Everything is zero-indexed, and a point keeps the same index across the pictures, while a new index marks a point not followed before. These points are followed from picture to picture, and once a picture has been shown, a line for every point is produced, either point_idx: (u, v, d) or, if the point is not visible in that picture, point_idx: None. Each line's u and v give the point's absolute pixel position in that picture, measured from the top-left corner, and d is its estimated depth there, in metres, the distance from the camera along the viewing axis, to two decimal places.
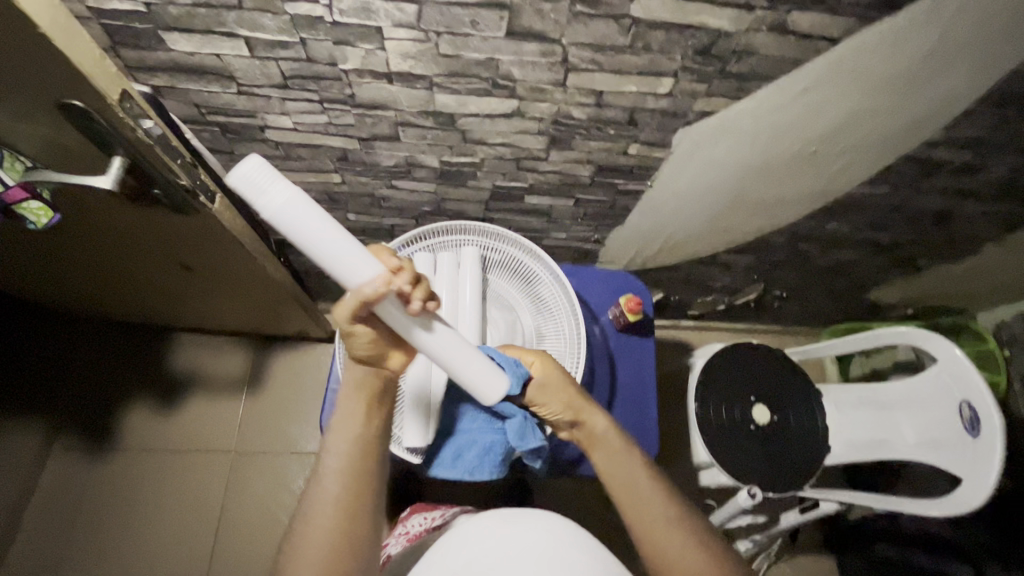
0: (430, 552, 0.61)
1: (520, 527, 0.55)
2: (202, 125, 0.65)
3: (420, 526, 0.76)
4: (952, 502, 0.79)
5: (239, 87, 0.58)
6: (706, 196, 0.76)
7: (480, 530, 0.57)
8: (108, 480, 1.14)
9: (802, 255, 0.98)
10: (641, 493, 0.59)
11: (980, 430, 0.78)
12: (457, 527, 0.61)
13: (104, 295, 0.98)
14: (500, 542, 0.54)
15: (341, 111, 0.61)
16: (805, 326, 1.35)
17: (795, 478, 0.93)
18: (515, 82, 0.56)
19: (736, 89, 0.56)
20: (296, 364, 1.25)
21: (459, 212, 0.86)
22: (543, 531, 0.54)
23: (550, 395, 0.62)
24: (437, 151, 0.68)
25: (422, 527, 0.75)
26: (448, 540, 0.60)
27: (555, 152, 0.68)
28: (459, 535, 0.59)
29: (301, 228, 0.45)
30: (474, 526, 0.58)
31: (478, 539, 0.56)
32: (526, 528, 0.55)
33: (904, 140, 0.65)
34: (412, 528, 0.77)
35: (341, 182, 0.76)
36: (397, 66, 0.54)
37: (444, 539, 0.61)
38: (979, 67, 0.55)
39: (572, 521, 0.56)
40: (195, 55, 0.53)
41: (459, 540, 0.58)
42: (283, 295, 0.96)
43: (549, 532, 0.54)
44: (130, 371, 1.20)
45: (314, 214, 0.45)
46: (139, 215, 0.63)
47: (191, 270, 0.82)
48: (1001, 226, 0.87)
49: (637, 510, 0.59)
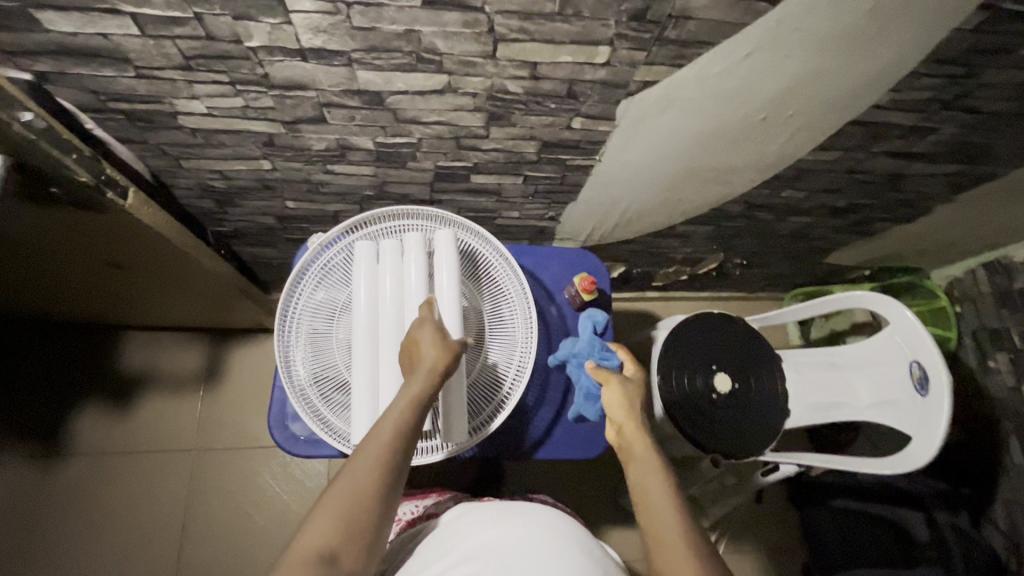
0: (421, 555, 0.60)
1: (528, 523, 0.58)
2: (106, 114, 0.59)
3: (413, 513, 0.77)
4: (904, 459, 0.81)
5: (137, 71, 0.52)
6: (656, 166, 0.73)
7: (483, 529, 0.59)
8: (64, 490, 1.09)
9: (758, 223, 0.97)
10: (658, 505, 0.55)
11: (928, 388, 0.82)
12: (446, 534, 0.61)
13: (33, 298, 0.92)
14: (515, 538, 0.56)
15: (258, 93, 0.56)
16: (767, 291, 1.36)
17: (760, 442, 0.94)
18: (441, 55, 0.52)
19: (676, 56, 0.53)
20: (254, 356, 1.21)
21: (404, 195, 0.82)
22: (554, 526, 0.59)
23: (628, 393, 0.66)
24: (370, 132, 0.64)
25: (414, 515, 0.76)
26: (441, 545, 0.59)
27: (495, 128, 0.64)
28: (456, 539, 0.59)
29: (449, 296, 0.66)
30: (472, 527, 0.60)
31: (485, 538, 0.57)
32: (533, 521, 0.59)
33: (854, 101, 0.63)
34: (404, 514, 0.77)
35: (273, 169, 0.72)
36: (309, 41, 0.49)
37: (433, 544, 0.61)
38: (926, 24, 0.52)
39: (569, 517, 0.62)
40: (80, 36, 0.48)
41: (459, 543, 0.58)
42: (228, 287, 0.91)
43: (540, 523, 0.58)
44: (76, 373, 1.15)
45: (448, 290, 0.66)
46: (45, 216, 0.58)
47: (118, 268, 0.77)
48: (951, 186, 0.87)
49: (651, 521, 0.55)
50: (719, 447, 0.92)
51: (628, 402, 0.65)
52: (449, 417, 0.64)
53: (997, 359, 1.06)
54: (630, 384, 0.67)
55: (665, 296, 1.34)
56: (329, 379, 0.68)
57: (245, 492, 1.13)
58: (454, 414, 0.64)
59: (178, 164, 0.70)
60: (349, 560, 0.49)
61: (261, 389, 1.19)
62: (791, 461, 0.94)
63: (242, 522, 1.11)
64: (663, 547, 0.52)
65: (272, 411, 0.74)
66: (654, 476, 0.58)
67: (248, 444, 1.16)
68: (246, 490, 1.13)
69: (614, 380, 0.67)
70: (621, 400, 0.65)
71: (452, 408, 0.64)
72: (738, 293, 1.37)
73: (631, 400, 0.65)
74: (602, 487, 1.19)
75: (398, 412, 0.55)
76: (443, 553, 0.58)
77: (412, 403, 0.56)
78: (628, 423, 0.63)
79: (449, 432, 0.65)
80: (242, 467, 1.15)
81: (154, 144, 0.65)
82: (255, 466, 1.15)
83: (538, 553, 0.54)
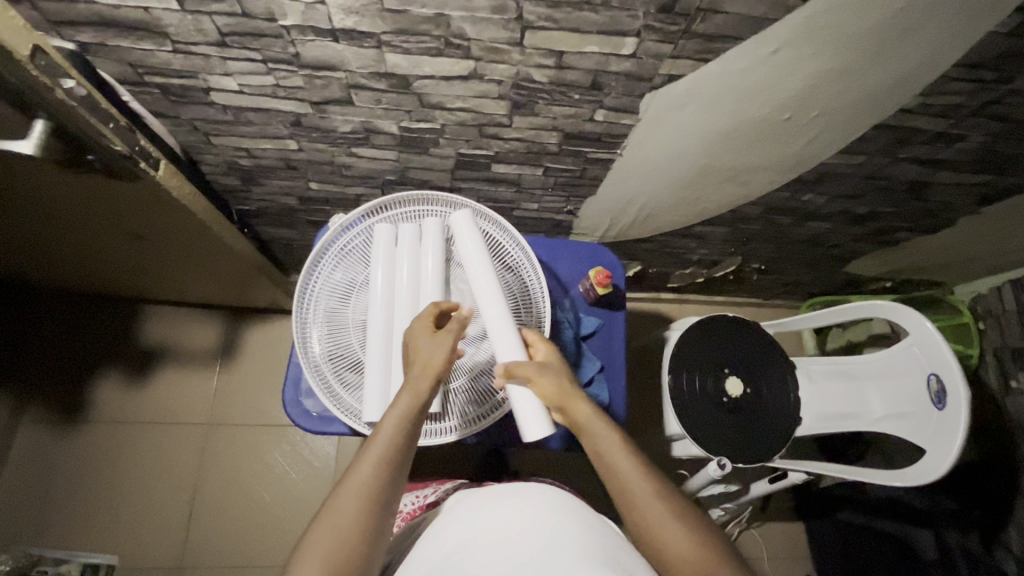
0: (423, 546, 0.60)
1: (525, 505, 0.58)
2: (142, 87, 0.61)
3: (414, 504, 0.77)
4: (917, 473, 0.79)
5: (174, 46, 0.54)
6: (677, 163, 0.73)
7: (485, 514, 0.59)
8: (81, 455, 1.12)
9: (777, 227, 0.96)
10: (624, 476, 0.56)
11: (944, 403, 0.79)
12: (446, 524, 0.61)
13: (62, 267, 0.95)
14: (520, 517, 0.56)
15: (288, 72, 0.57)
16: (783, 298, 1.35)
17: (768, 448, 0.93)
18: (469, 41, 0.52)
19: (701, 50, 0.53)
20: (269, 336, 1.24)
21: (424, 182, 0.83)
22: (552, 503, 0.59)
23: (542, 375, 0.62)
24: (394, 116, 0.65)
25: (416, 506, 0.76)
26: (441, 536, 0.59)
27: (518, 117, 0.65)
28: (456, 528, 0.58)
29: (487, 277, 0.65)
30: (472, 515, 0.59)
31: (496, 516, 0.57)
32: (530, 502, 0.59)
33: (882, 103, 0.62)
34: (405, 506, 0.78)
35: (298, 149, 0.73)
36: (340, 22, 0.50)
37: (435, 534, 0.61)
38: (960, 25, 0.51)
39: (565, 493, 0.62)
40: (121, 9, 0.50)
41: (460, 531, 0.57)
42: (248, 264, 0.93)
43: (549, 501, 0.59)
44: (99, 343, 1.18)
45: (484, 268, 0.66)
46: (79, 184, 0.60)
47: (144, 240, 0.79)
48: (980, 198, 0.85)
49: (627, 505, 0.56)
50: (727, 451, 0.91)
51: (560, 385, 0.62)
52: (522, 417, 0.62)
53: (1018, 378, 1.04)
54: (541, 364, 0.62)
55: (679, 298, 1.33)
56: (342, 358, 0.69)
57: (254, 468, 1.15)
58: (526, 410, 0.62)
59: (207, 140, 0.72)
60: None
61: (275, 368, 1.22)
62: (800, 470, 0.93)
63: (250, 497, 1.14)
64: (639, 518, 0.54)
65: (287, 388, 0.76)
66: (612, 445, 0.58)
67: (260, 422, 1.18)
68: (255, 466, 1.16)
69: (534, 374, 0.61)
70: (555, 385, 0.61)
71: (520, 403, 0.62)
72: (754, 299, 1.35)
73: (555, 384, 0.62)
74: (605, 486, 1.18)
75: (386, 432, 0.56)
76: (443, 542, 0.57)
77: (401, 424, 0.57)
78: (570, 402, 0.61)
79: (528, 430, 0.62)
80: (252, 444, 1.17)
81: (185, 120, 0.67)
82: (266, 444, 1.17)
83: (543, 531, 0.53)
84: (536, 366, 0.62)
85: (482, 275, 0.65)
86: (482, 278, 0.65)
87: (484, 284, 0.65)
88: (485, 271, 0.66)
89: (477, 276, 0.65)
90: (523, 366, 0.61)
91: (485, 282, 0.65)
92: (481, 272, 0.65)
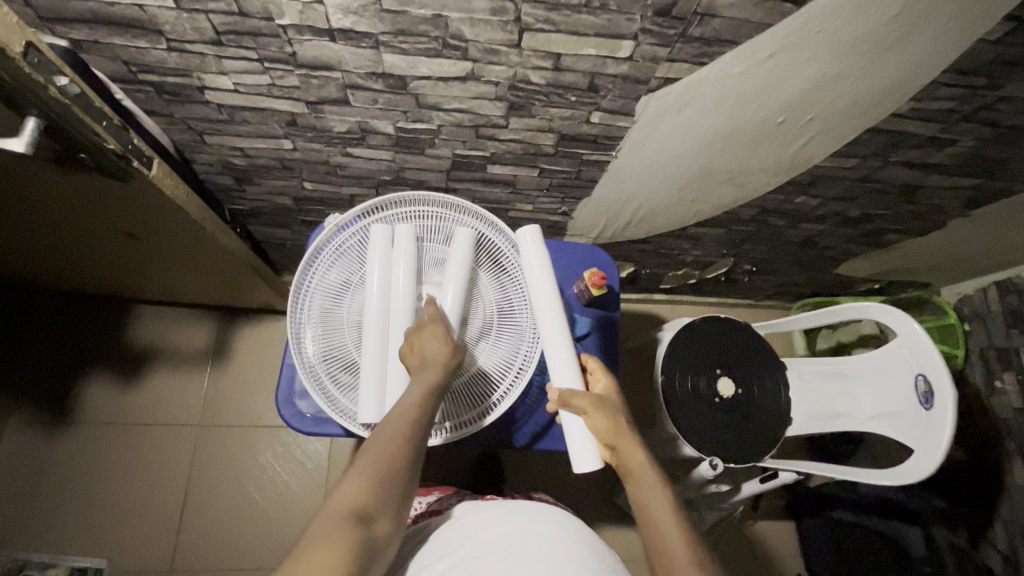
0: (428, 549, 0.61)
1: (538, 518, 0.60)
2: (135, 85, 0.60)
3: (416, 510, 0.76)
4: (905, 471, 0.81)
5: (169, 43, 0.54)
6: (672, 164, 0.73)
7: (495, 526, 0.59)
8: (71, 458, 1.11)
9: (769, 229, 0.97)
10: (662, 525, 0.57)
11: (933, 403, 0.80)
12: (451, 530, 0.62)
13: (51, 266, 0.94)
14: (533, 539, 0.57)
15: (284, 72, 0.57)
16: (774, 299, 1.36)
17: (759, 448, 0.93)
18: (467, 42, 0.52)
19: (698, 53, 0.54)
20: (261, 336, 1.23)
21: (420, 182, 0.83)
22: (563, 524, 0.60)
23: (598, 412, 0.63)
24: (391, 116, 0.65)
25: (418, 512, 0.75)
26: (449, 539, 0.60)
27: (515, 119, 0.65)
28: (464, 535, 0.59)
29: (550, 280, 0.68)
30: (480, 523, 0.60)
31: (508, 531, 0.58)
32: (543, 521, 0.60)
33: (873, 109, 0.63)
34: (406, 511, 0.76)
35: (293, 149, 0.73)
36: (338, 21, 0.50)
37: (439, 541, 0.61)
38: (951, 34, 0.52)
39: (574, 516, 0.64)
40: (116, 6, 0.49)
41: (469, 538, 0.58)
42: (241, 264, 0.92)
43: (559, 522, 0.60)
44: (88, 344, 1.17)
45: (547, 273, 0.69)
46: (73, 184, 0.60)
47: (138, 240, 0.78)
48: (966, 202, 0.87)
49: (659, 552, 0.55)
50: (719, 451, 0.92)
51: (613, 422, 0.63)
52: (573, 447, 0.63)
53: (1004, 379, 1.06)
54: (598, 400, 0.64)
55: (672, 299, 1.34)
56: (337, 358, 0.69)
57: (246, 469, 1.15)
58: (577, 439, 0.63)
59: (201, 139, 0.71)
60: (381, 522, 0.52)
61: (267, 369, 1.21)
62: (790, 469, 0.94)
63: (242, 499, 1.13)
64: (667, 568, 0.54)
65: (281, 387, 0.76)
66: (654, 494, 0.59)
67: (252, 423, 1.17)
68: (247, 467, 1.15)
69: (589, 407, 0.63)
70: (609, 424, 0.62)
71: (573, 432, 0.63)
72: (745, 300, 1.37)
73: (611, 422, 0.62)
74: (599, 485, 1.19)
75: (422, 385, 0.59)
76: (451, 547, 0.58)
77: (428, 393, 0.59)
78: (621, 441, 0.62)
79: (578, 462, 0.63)
80: (245, 445, 1.16)
81: (179, 118, 0.66)
82: (258, 444, 1.16)
83: (557, 558, 0.55)
84: (593, 400, 0.64)
85: (545, 280, 0.68)
86: (545, 278, 0.68)
87: (542, 283, 0.68)
88: (545, 275, 0.68)
89: (538, 278, 0.68)
90: (578, 396, 0.63)
91: (544, 286, 0.68)
92: (545, 278, 0.68)
